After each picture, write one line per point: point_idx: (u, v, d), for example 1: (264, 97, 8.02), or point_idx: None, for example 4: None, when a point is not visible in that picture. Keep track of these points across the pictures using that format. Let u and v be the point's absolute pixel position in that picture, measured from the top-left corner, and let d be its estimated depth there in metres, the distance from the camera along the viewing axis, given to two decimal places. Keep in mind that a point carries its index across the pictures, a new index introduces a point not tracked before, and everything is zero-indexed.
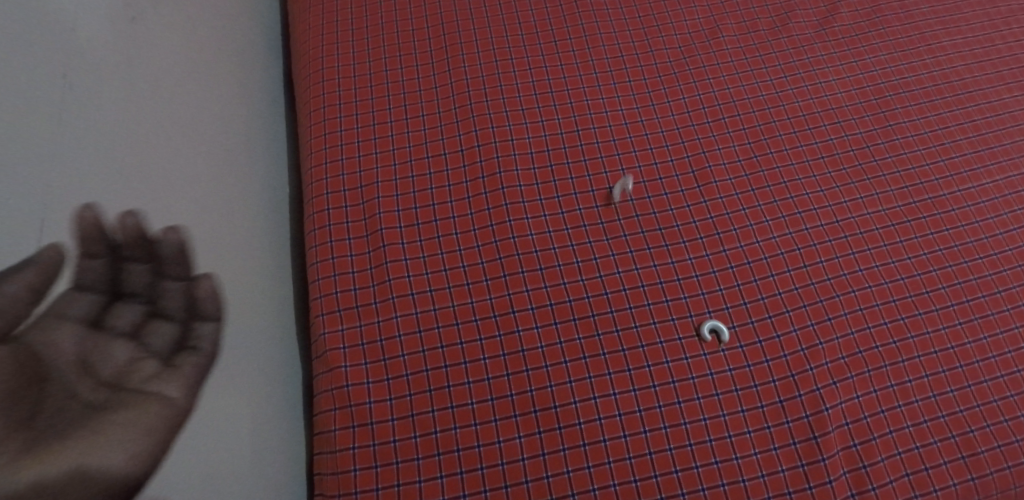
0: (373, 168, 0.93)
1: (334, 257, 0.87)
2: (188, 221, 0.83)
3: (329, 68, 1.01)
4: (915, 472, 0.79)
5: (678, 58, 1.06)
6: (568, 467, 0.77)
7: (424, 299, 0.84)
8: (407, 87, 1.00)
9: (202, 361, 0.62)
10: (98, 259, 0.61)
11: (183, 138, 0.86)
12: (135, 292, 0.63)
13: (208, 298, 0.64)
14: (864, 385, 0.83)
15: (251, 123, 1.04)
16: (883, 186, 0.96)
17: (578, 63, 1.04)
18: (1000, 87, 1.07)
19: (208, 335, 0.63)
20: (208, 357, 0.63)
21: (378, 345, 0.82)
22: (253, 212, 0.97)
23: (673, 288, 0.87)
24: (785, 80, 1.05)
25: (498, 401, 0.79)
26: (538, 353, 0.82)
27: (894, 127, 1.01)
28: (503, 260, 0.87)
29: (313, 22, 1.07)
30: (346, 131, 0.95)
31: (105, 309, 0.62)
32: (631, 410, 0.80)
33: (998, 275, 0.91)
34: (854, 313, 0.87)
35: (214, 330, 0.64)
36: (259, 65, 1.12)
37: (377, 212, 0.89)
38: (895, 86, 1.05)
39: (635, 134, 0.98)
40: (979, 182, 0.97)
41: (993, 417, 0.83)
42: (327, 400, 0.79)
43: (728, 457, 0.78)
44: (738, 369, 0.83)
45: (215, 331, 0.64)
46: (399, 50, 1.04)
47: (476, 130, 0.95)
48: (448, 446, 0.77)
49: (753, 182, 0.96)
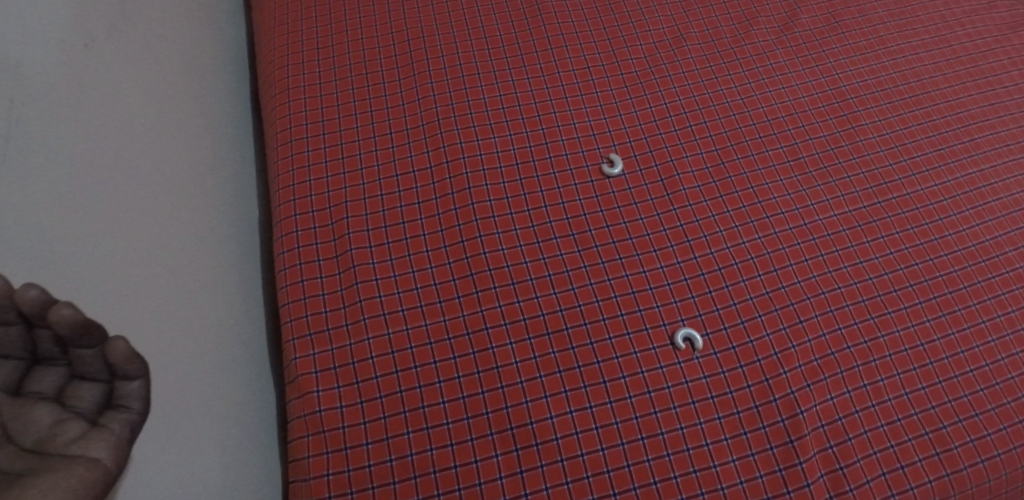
0: (342, 188, 0.92)
1: (304, 280, 0.86)
2: (152, 250, 0.81)
3: (294, 88, 1.01)
4: (891, 470, 0.80)
5: (643, 68, 1.07)
6: (546, 483, 0.76)
7: (396, 319, 0.84)
8: (374, 105, 1.00)
9: (134, 417, 0.52)
10: (9, 327, 0.50)
11: (146, 165, 0.85)
12: (52, 355, 0.52)
13: (129, 357, 0.51)
14: (838, 386, 0.83)
15: (217, 147, 1.02)
16: (848, 188, 0.98)
17: (544, 75, 1.04)
18: (959, 87, 1.09)
19: (137, 392, 0.52)
20: (140, 413, 0.52)
21: (350, 368, 0.81)
22: (221, 237, 0.96)
23: (646, 297, 0.88)
24: (749, 86, 1.06)
25: (474, 419, 0.79)
26: (513, 369, 0.81)
27: (857, 129, 1.03)
28: (475, 276, 0.86)
29: (277, 43, 1.07)
30: (313, 152, 0.95)
31: (25, 375, 0.52)
32: (608, 422, 0.80)
33: (965, 271, 0.92)
34: (825, 315, 0.88)
35: (144, 387, 0.52)
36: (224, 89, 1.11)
37: (347, 232, 0.89)
38: (857, 88, 1.07)
39: (603, 145, 0.99)
40: (942, 181, 0.99)
41: (965, 412, 0.84)
42: (300, 427, 0.78)
43: (706, 465, 0.78)
44: (713, 376, 0.83)
45: (145, 388, 0.52)
46: (366, 68, 1.04)
47: (443, 146, 0.95)
48: (425, 468, 0.76)
49: (722, 188, 0.97)
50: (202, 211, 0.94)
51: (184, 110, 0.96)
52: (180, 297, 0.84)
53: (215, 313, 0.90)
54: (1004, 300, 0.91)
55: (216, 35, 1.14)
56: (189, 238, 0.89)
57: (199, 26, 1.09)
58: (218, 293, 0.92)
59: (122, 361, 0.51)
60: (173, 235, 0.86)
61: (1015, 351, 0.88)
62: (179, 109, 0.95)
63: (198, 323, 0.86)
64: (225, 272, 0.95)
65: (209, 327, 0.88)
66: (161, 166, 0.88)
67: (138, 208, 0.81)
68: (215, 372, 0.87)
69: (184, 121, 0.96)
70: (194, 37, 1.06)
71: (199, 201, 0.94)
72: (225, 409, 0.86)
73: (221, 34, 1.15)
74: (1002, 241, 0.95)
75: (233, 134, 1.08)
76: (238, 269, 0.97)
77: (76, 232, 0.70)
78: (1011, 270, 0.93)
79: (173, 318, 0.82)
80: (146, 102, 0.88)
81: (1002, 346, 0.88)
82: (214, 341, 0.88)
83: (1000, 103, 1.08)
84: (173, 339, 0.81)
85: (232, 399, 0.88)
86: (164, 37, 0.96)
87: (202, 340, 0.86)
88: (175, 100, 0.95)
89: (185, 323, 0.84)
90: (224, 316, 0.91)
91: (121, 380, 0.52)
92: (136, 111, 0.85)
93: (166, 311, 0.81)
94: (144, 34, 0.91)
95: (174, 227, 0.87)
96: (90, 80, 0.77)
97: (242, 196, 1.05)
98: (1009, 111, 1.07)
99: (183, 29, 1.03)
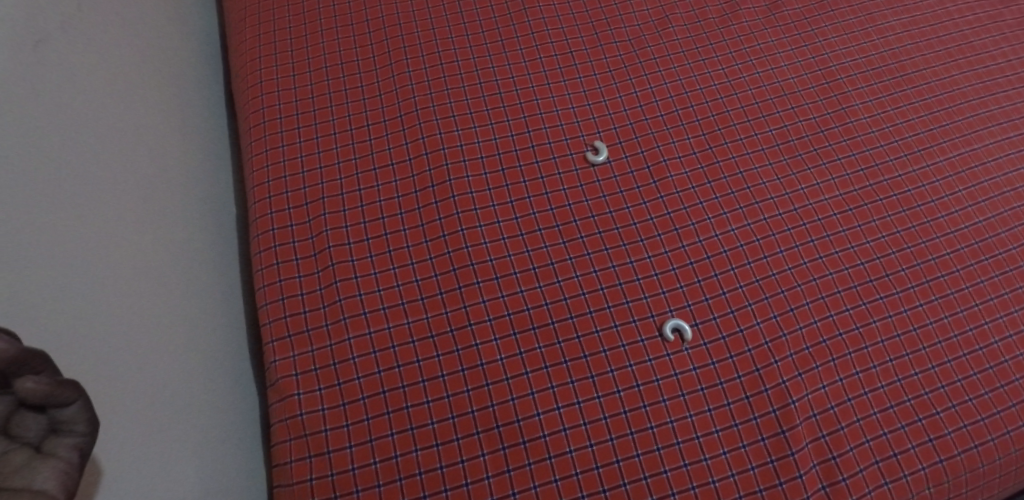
0: (318, 183, 0.89)
1: (282, 280, 0.84)
2: (123, 255, 0.79)
3: (267, 81, 0.98)
4: (884, 458, 0.78)
5: (628, 51, 1.04)
6: (535, 481, 0.75)
7: (377, 317, 0.81)
8: (350, 96, 0.97)
9: (79, 439, 0.49)
10: None
11: (114, 166, 0.82)
12: None
13: (57, 387, 0.47)
14: (830, 374, 0.82)
15: (189, 143, 0.99)
16: (839, 171, 0.96)
17: (525, 61, 1.01)
18: (950, 64, 1.07)
19: (78, 415, 0.48)
20: (86, 434, 0.49)
21: (332, 369, 0.79)
22: (196, 236, 0.94)
23: (634, 288, 0.86)
24: (737, 68, 1.03)
25: (459, 419, 0.77)
26: (498, 366, 0.80)
27: (848, 110, 1.01)
28: (458, 271, 0.84)
29: (249, 34, 1.04)
30: (288, 147, 0.92)
31: None
32: (597, 417, 0.78)
33: (957, 254, 0.91)
34: (816, 302, 0.86)
35: (85, 409, 0.49)
36: (196, 82, 1.07)
37: (325, 229, 0.86)
38: (847, 68, 1.05)
39: (588, 132, 0.96)
40: (934, 161, 0.97)
41: (958, 397, 0.82)
42: (282, 431, 0.76)
43: (697, 458, 0.77)
44: (702, 368, 0.81)
45: (86, 409, 0.49)
46: (341, 57, 1.01)
47: (423, 137, 0.92)
48: (410, 470, 0.75)
49: (710, 174, 0.94)
50: (175, 210, 0.91)
51: (150, 106, 0.93)
52: (156, 301, 0.82)
53: (192, 315, 0.87)
54: (997, 282, 0.89)
55: (185, 27, 1.10)
56: (161, 238, 0.87)
57: (167, 18, 1.05)
58: (195, 295, 0.89)
59: (51, 386, 0.47)
60: (147, 237, 0.84)
61: (1008, 334, 0.86)
62: (144, 105, 0.92)
63: (175, 326, 0.84)
64: (201, 273, 0.92)
65: (187, 330, 0.86)
66: (127, 163, 0.84)
67: (103, 210, 0.78)
68: (194, 376, 0.84)
69: (151, 117, 0.92)
70: (160, 30, 1.02)
71: (171, 200, 0.91)
72: (206, 413, 0.84)
73: (190, 26, 1.11)
74: (995, 223, 0.93)
75: (206, 129, 1.05)
76: (214, 268, 0.95)
77: (40, 237, 0.68)
78: (1004, 252, 0.91)
79: (145, 322, 0.79)
80: (108, 99, 0.85)
81: (995, 329, 0.86)
82: (192, 344, 0.86)
83: (991, 80, 1.06)
84: (147, 344, 0.78)
85: (213, 402, 0.86)
86: (125, 31, 0.93)
87: (180, 345, 0.84)
88: (139, 95, 0.91)
89: (161, 327, 0.82)
90: (201, 318, 0.89)
91: (56, 408, 0.48)
92: (101, 111, 0.82)
93: (140, 317, 0.78)
94: (105, 30, 0.88)
95: (144, 228, 0.84)
96: (47, 79, 0.75)
97: (217, 192, 1.02)
98: (1001, 88, 1.05)
99: (147, 22, 0.99)
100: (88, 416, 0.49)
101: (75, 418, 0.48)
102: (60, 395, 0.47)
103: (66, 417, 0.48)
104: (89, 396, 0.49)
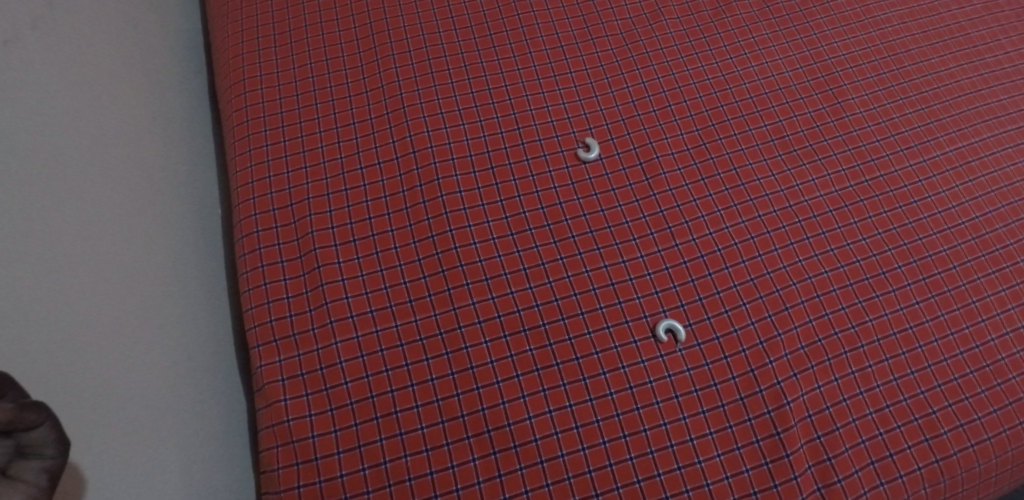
0: (304, 184, 0.88)
1: (267, 283, 0.82)
2: (94, 263, 0.80)
3: (250, 78, 0.96)
4: (879, 459, 0.77)
5: (619, 45, 1.02)
6: (526, 486, 0.74)
7: (365, 321, 0.80)
8: (336, 94, 0.95)
9: (49, 463, 0.49)
10: None
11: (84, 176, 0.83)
12: None
13: (20, 410, 0.48)
14: (825, 374, 0.81)
15: (169, 144, 0.98)
16: (835, 166, 0.94)
17: (515, 56, 0.99)
18: (947, 56, 1.05)
19: (46, 437, 0.49)
20: (55, 457, 0.50)
21: (319, 374, 0.77)
22: (179, 238, 0.92)
23: (627, 288, 0.84)
24: (731, 62, 1.02)
25: (449, 423, 0.75)
26: (488, 369, 0.78)
27: (843, 104, 0.99)
28: (447, 273, 0.83)
29: (231, 30, 1.02)
30: (272, 146, 0.90)
31: None
32: (589, 420, 0.77)
33: (954, 250, 0.89)
34: (812, 301, 0.85)
35: (52, 430, 0.50)
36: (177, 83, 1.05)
37: (310, 231, 0.84)
38: (843, 61, 1.03)
39: (579, 128, 0.95)
40: (931, 156, 0.96)
41: (954, 396, 0.81)
42: (269, 437, 0.75)
43: (691, 461, 0.76)
44: (696, 369, 0.80)
45: (53, 431, 0.50)
46: (327, 53, 0.99)
47: (410, 135, 0.91)
48: (400, 476, 0.73)
49: (703, 170, 0.93)
50: (152, 214, 0.90)
51: (119, 112, 0.92)
52: (132, 306, 0.82)
53: (176, 319, 0.86)
54: (994, 279, 0.88)
55: (163, 27, 1.08)
56: (135, 244, 0.86)
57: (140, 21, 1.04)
58: (179, 298, 0.88)
59: (14, 411, 0.47)
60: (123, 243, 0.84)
61: (1005, 331, 0.85)
62: (112, 111, 0.91)
63: (154, 331, 0.83)
64: (186, 275, 0.90)
65: (168, 335, 0.84)
66: (93, 173, 0.84)
67: (59, 223, 0.77)
68: (179, 381, 0.83)
69: (120, 123, 0.91)
70: (132, 34, 1.01)
71: (147, 205, 0.90)
72: (192, 417, 0.83)
73: (168, 26, 1.10)
74: (992, 218, 0.92)
75: (188, 128, 1.03)
76: (200, 268, 0.92)
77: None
78: (1001, 249, 0.90)
79: (116, 331, 0.79)
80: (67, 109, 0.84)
81: (991, 327, 0.85)
82: (175, 349, 0.84)
83: (989, 72, 1.04)
84: (119, 353, 0.78)
85: (201, 406, 0.84)
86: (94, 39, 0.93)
87: (162, 349, 0.83)
88: (109, 101, 0.91)
89: (138, 332, 0.81)
90: (185, 321, 0.87)
91: (21, 434, 0.49)
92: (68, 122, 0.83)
93: (115, 324, 0.79)
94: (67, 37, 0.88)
95: (112, 235, 0.83)
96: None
97: (203, 190, 0.99)
98: (998, 81, 1.03)
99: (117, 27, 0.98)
100: (56, 438, 0.50)
101: (43, 441, 0.49)
102: (26, 417, 0.48)
103: (32, 440, 0.49)
104: (55, 419, 0.50)
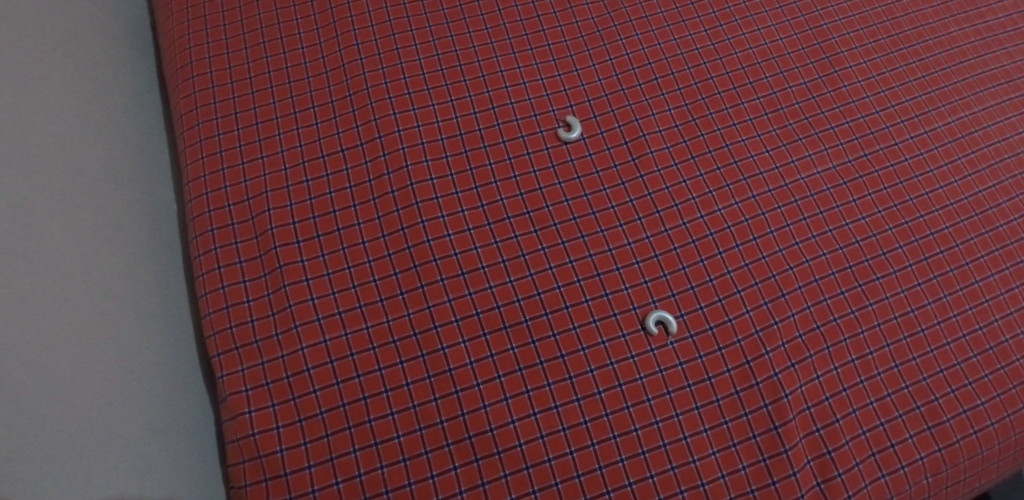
0: (260, 176, 0.82)
1: (225, 286, 0.76)
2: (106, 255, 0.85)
3: (198, 60, 0.89)
4: (880, 450, 0.74)
5: (601, 13, 0.96)
6: (512, 494, 0.69)
7: (333, 324, 0.74)
8: (293, 75, 0.89)
9: None
10: None
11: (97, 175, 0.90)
12: None
13: None
14: (824, 363, 0.77)
15: (109, 144, 0.93)
16: (833, 140, 0.89)
17: (487, 28, 0.93)
18: (948, 21, 1.00)
19: None
20: None
21: (284, 383, 0.72)
22: (124, 241, 0.88)
23: (614, 279, 0.79)
24: (721, 30, 0.96)
25: (428, 431, 0.70)
26: (468, 371, 0.73)
27: (840, 74, 0.94)
28: (420, 269, 0.77)
29: (175, 8, 0.95)
30: (224, 135, 0.84)
31: None
32: (576, 422, 0.72)
33: (956, 228, 0.85)
34: (809, 285, 0.80)
35: None
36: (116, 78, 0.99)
37: (269, 227, 0.78)
38: (839, 27, 0.98)
39: (559, 106, 0.89)
40: (931, 127, 0.91)
41: (957, 381, 0.77)
42: (235, 452, 0.70)
43: (685, 460, 0.72)
44: (689, 362, 0.76)
45: None
46: (282, 30, 0.93)
47: (375, 118, 0.85)
48: (375, 489, 0.68)
49: (693, 148, 0.87)
50: (97, 223, 0.87)
51: (82, 115, 0.93)
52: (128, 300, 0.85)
53: (144, 322, 0.85)
54: (997, 257, 0.84)
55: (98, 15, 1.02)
56: (80, 247, 0.84)
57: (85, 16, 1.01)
58: (128, 307, 0.85)
59: None
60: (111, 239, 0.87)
61: (1009, 311, 0.81)
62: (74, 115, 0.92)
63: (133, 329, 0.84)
64: (137, 280, 0.87)
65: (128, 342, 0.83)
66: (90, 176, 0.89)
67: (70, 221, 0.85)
68: (126, 393, 0.81)
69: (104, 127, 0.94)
70: (51, 33, 0.96)
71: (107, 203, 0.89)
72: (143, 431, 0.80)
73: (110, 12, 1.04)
74: (995, 192, 0.87)
75: (131, 127, 0.97)
76: (152, 276, 0.88)
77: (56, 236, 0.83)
78: (1005, 225, 0.86)
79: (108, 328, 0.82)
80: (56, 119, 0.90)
81: (995, 307, 0.81)
82: (127, 354, 0.82)
83: (992, 36, 0.99)
84: (106, 348, 0.81)
85: (154, 422, 0.81)
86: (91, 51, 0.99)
87: (140, 347, 0.83)
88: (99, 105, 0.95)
89: (128, 327, 0.84)
90: (135, 327, 0.84)
91: None
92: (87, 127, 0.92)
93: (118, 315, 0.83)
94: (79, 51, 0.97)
95: (59, 236, 0.84)
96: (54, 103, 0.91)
97: (150, 191, 0.94)
98: (1001, 46, 0.99)
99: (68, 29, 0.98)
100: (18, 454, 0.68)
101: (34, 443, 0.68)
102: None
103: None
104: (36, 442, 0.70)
